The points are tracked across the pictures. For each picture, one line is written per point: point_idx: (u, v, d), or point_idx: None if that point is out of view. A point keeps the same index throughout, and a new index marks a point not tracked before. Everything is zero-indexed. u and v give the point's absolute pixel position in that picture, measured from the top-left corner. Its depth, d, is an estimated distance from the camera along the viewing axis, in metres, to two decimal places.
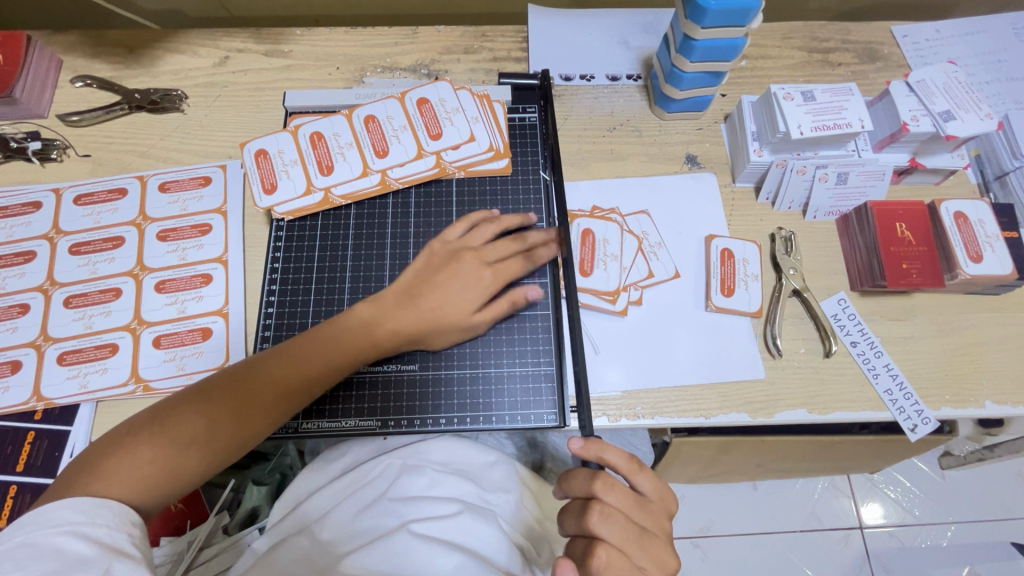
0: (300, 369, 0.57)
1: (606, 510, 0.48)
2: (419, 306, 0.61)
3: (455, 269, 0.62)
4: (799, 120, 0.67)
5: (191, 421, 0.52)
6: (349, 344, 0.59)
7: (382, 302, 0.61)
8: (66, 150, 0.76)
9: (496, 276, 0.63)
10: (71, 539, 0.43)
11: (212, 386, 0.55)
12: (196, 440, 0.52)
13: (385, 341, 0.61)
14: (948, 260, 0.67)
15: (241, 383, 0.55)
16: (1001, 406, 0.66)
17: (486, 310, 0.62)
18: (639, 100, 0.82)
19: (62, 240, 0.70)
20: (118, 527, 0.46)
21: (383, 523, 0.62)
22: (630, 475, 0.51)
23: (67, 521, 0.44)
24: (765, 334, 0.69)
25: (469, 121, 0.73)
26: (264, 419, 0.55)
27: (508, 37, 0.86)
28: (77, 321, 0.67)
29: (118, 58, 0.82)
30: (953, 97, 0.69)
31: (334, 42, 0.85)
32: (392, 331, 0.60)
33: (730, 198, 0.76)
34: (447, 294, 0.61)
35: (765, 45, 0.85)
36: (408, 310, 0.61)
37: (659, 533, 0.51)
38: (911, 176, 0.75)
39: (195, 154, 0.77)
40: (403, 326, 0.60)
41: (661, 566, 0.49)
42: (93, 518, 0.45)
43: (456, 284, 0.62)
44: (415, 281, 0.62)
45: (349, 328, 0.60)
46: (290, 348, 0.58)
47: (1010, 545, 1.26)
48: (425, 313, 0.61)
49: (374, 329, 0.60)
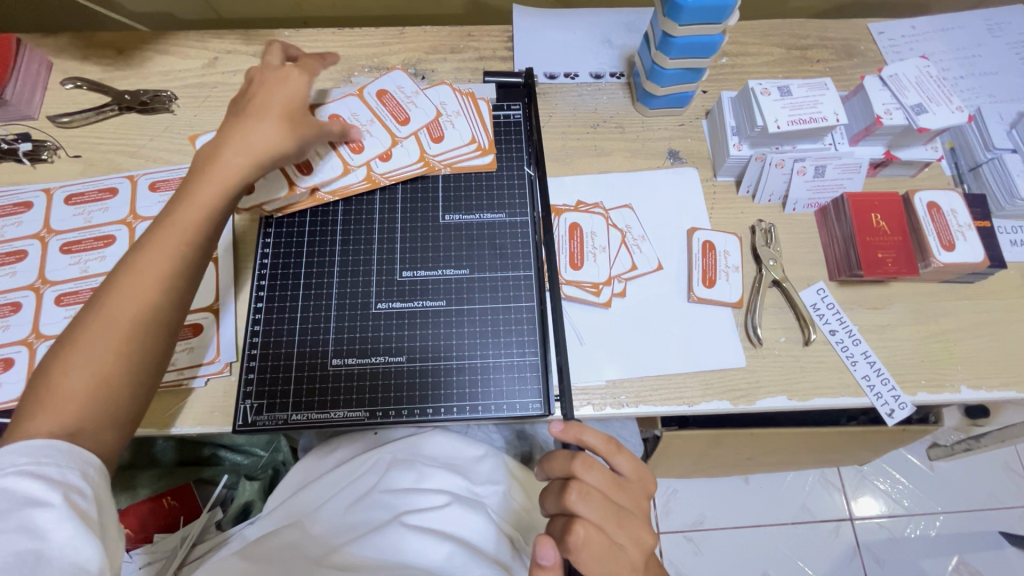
0: (165, 251, 0.53)
1: (584, 490, 0.49)
2: (236, 136, 0.59)
3: (259, 104, 0.62)
4: (776, 114, 0.69)
5: (95, 334, 0.49)
6: (202, 202, 0.56)
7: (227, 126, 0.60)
8: (57, 151, 0.77)
9: (302, 71, 0.66)
10: (19, 479, 0.41)
11: (99, 299, 0.51)
12: (110, 347, 0.49)
13: (227, 179, 0.58)
14: (922, 249, 0.69)
15: (122, 282, 0.51)
16: (976, 391, 0.68)
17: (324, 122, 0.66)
18: (622, 97, 0.83)
19: (54, 239, 0.71)
20: (70, 464, 0.44)
21: (374, 515, 0.63)
22: (609, 456, 0.52)
23: (13, 463, 0.42)
24: (746, 324, 0.70)
25: (450, 117, 0.74)
26: (157, 305, 0.51)
27: (494, 37, 0.87)
28: (68, 318, 0.67)
29: (108, 60, 0.83)
30: (925, 90, 0.71)
31: (322, 43, 0.86)
32: (245, 143, 0.59)
33: (712, 192, 0.78)
34: (273, 91, 0.63)
35: (745, 43, 0.87)
36: (252, 125, 0.60)
37: (637, 513, 0.52)
38: (887, 169, 0.77)
39: (185, 153, 0.78)
40: (262, 131, 0.60)
41: (640, 544, 0.50)
42: (42, 458, 0.43)
43: (285, 87, 0.64)
44: (236, 111, 0.62)
45: (193, 184, 0.57)
46: (150, 233, 0.54)
47: (998, 534, 1.28)
48: (279, 109, 0.62)
49: (227, 160, 0.58)
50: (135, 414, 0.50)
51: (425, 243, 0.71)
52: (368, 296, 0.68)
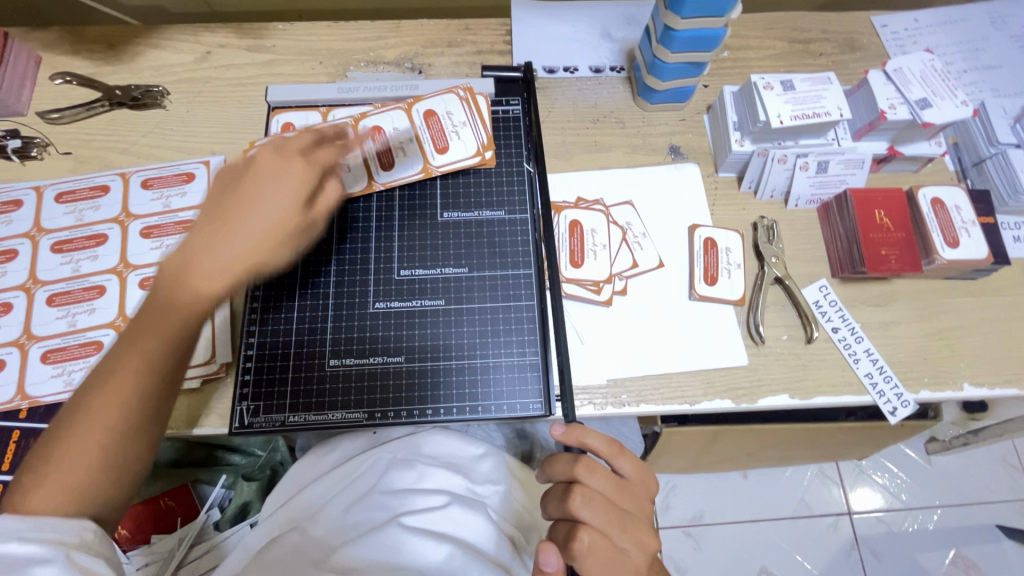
0: (138, 360, 0.50)
1: (587, 494, 0.49)
2: (197, 256, 0.50)
3: (241, 205, 0.52)
4: (779, 110, 0.68)
5: (73, 439, 0.49)
6: (166, 309, 0.51)
7: (200, 229, 0.52)
8: (47, 147, 0.76)
9: (307, 164, 0.56)
10: (21, 541, 0.44)
11: (83, 400, 0.50)
12: (84, 460, 0.49)
13: (192, 306, 0.50)
14: (925, 245, 0.69)
15: (91, 401, 0.50)
16: (979, 388, 0.68)
17: (315, 209, 0.56)
18: (622, 91, 0.82)
19: (44, 238, 0.70)
20: (69, 529, 0.47)
21: (372, 517, 0.62)
22: (611, 459, 0.52)
23: (13, 529, 0.45)
24: (748, 322, 0.70)
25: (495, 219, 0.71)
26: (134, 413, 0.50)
27: (492, 30, 0.86)
28: (60, 319, 0.66)
29: (97, 55, 0.82)
30: (931, 84, 0.70)
31: (317, 37, 0.84)
32: (206, 267, 0.50)
33: (713, 188, 0.77)
34: (257, 189, 0.53)
35: (746, 36, 0.85)
36: (223, 236, 0.51)
37: (641, 515, 0.52)
38: (891, 164, 0.76)
39: (178, 150, 0.76)
40: (230, 249, 0.51)
41: (644, 548, 0.50)
42: (41, 524, 0.46)
43: (275, 187, 0.54)
44: (215, 207, 0.53)
45: (168, 290, 0.51)
46: (131, 335, 0.51)
47: (995, 527, 1.28)
48: (252, 228, 0.51)
49: (190, 278, 0.50)
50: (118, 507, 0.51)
51: (424, 241, 0.70)
52: (364, 296, 0.67)
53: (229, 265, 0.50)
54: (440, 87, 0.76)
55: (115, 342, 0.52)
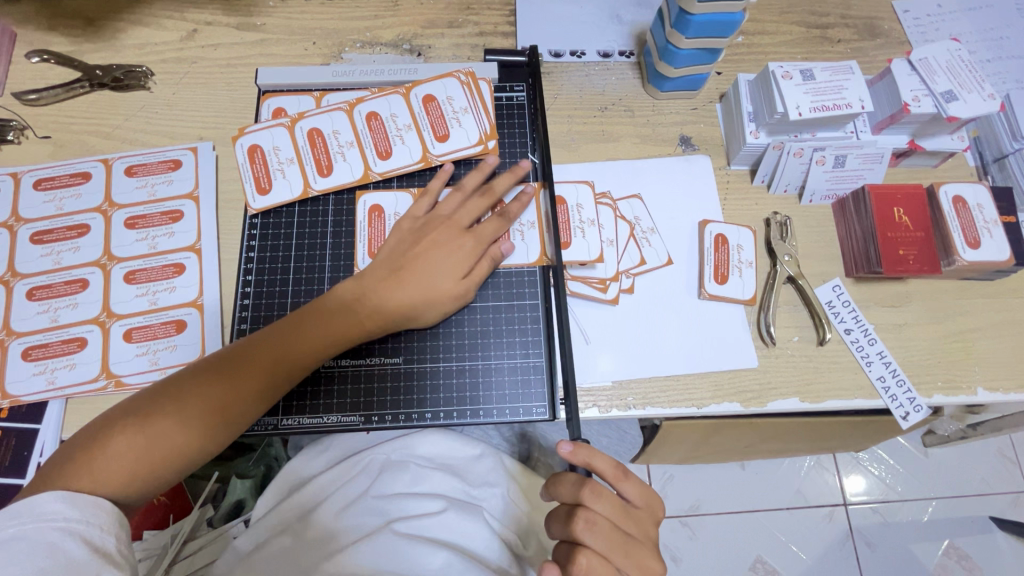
0: (271, 353, 0.55)
1: (591, 519, 0.47)
2: (427, 262, 0.60)
3: (404, 260, 0.60)
4: (797, 100, 0.65)
5: (166, 413, 0.51)
6: (329, 326, 0.57)
7: (366, 281, 0.59)
8: (23, 131, 0.72)
9: (475, 240, 0.62)
10: (64, 536, 0.44)
11: (194, 377, 0.53)
12: (165, 440, 0.50)
13: (355, 316, 0.58)
14: (945, 245, 0.66)
15: (205, 382, 0.53)
16: (993, 393, 0.66)
17: (472, 277, 0.61)
18: (631, 77, 0.78)
19: (22, 227, 0.66)
20: (110, 529, 0.46)
21: (366, 522, 0.61)
22: (617, 484, 0.49)
23: (61, 516, 0.45)
24: (758, 322, 0.67)
25: (522, 227, 0.66)
26: (242, 407, 0.54)
27: (495, 10, 0.81)
28: (42, 314, 0.63)
29: (76, 31, 0.77)
30: (956, 76, 0.67)
31: (309, 15, 0.80)
32: (374, 307, 0.58)
33: (724, 181, 0.74)
34: (431, 261, 0.60)
35: (762, 20, 0.81)
36: (393, 286, 0.59)
37: (645, 540, 0.50)
38: (909, 159, 0.73)
39: (164, 135, 0.72)
40: (388, 302, 0.58)
41: (648, 574, 0.48)
42: (88, 517, 0.46)
43: (439, 254, 0.60)
44: (393, 258, 0.61)
45: (332, 307, 0.58)
46: (275, 330, 0.57)
47: (988, 519, 1.29)
48: (420, 273, 0.59)
49: (357, 308, 0.58)
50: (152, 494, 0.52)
51: None
52: None
53: (392, 307, 0.58)
54: (439, 71, 0.72)
55: (225, 353, 0.55)
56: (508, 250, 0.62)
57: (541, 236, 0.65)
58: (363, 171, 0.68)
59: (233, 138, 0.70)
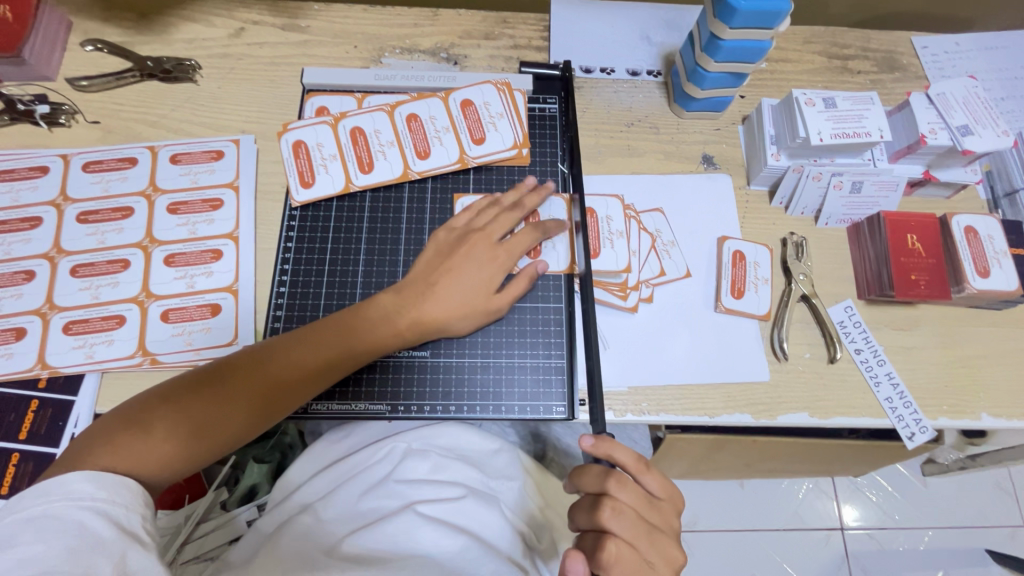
0: (315, 358, 0.57)
1: (616, 507, 0.49)
2: (462, 275, 0.62)
3: (439, 271, 0.62)
4: (819, 126, 0.68)
5: (205, 402, 0.53)
6: (370, 334, 0.59)
7: (405, 292, 0.61)
8: (74, 115, 0.75)
9: (508, 255, 0.64)
10: (92, 515, 0.45)
11: (232, 370, 0.55)
12: (201, 428, 0.52)
13: (388, 323, 0.60)
14: (955, 273, 0.68)
15: (245, 376, 0.55)
16: (997, 419, 0.68)
17: (504, 292, 0.63)
18: (658, 97, 0.81)
19: (70, 207, 0.69)
20: (135, 508, 0.47)
21: (385, 505, 0.63)
22: (638, 474, 0.52)
23: (88, 496, 0.45)
24: (772, 338, 0.70)
25: (556, 237, 0.68)
26: (279, 405, 0.56)
27: (529, 25, 0.85)
28: (83, 291, 0.66)
29: (129, 23, 0.80)
30: (972, 112, 0.70)
31: (353, 20, 0.83)
32: (410, 316, 0.60)
33: (744, 201, 0.76)
34: (465, 272, 0.62)
35: (786, 48, 0.85)
36: (430, 297, 0.61)
37: (667, 531, 0.52)
38: (924, 189, 0.76)
39: (208, 126, 0.75)
40: (425, 313, 0.60)
41: (671, 561, 0.50)
42: (113, 496, 0.46)
43: (472, 267, 0.62)
44: (429, 268, 0.63)
45: (371, 316, 0.60)
46: (313, 332, 0.59)
47: (984, 551, 1.29)
48: (455, 284, 0.61)
49: (398, 318, 0.60)
50: (180, 478, 0.53)
51: None
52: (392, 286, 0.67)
53: (426, 315, 0.60)
54: (476, 79, 0.75)
55: (264, 348, 0.57)
56: (542, 267, 0.64)
57: (572, 245, 0.68)
58: (402, 169, 0.71)
59: (278, 133, 0.73)
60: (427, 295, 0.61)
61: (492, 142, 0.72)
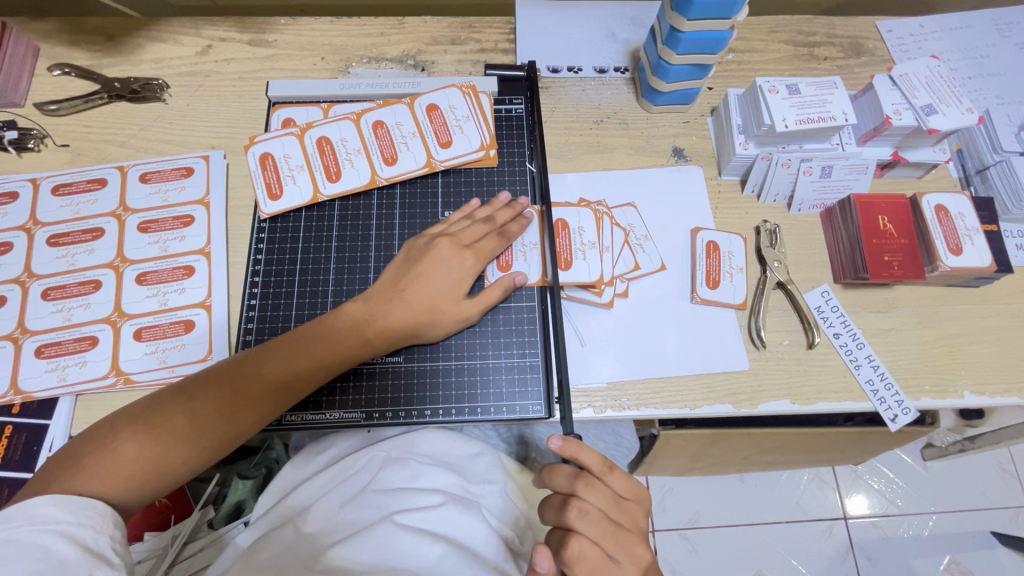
0: (283, 370, 0.57)
1: (583, 508, 0.49)
2: (429, 281, 0.61)
3: (408, 280, 0.62)
4: (783, 113, 0.67)
5: (173, 420, 0.52)
6: (338, 343, 0.59)
7: (373, 300, 0.61)
8: (44, 139, 0.75)
9: (475, 258, 0.63)
10: (57, 538, 0.44)
11: (199, 385, 0.55)
12: (173, 446, 0.52)
13: (358, 333, 0.60)
14: (928, 252, 0.68)
15: (214, 391, 0.54)
16: (980, 397, 0.67)
17: (475, 300, 0.62)
18: (626, 92, 0.82)
19: (40, 231, 0.69)
20: (103, 530, 0.47)
21: (367, 515, 0.62)
22: (604, 477, 0.52)
23: (53, 519, 0.45)
24: (750, 326, 0.69)
25: (523, 248, 0.68)
26: (247, 419, 0.55)
27: (496, 28, 0.85)
28: (55, 313, 0.66)
29: (96, 46, 0.81)
30: (936, 91, 0.70)
31: (319, 32, 0.84)
32: (382, 326, 0.60)
33: (716, 191, 0.77)
34: (431, 277, 0.62)
35: (751, 39, 0.85)
36: (399, 303, 0.60)
37: (633, 529, 0.52)
38: (893, 170, 0.76)
39: (177, 144, 0.76)
40: (394, 321, 0.60)
41: (636, 561, 0.50)
42: (80, 518, 0.46)
43: (440, 271, 0.62)
44: (397, 276, 0.63)
45: (339, 328, 0.60)
46: (281, 344, 0.58)
47: (989, 534, 1.28)
48: (425, 291, 0.61)
49: (365, 326, 0.60)
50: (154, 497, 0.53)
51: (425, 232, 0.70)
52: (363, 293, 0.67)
53: (398, 323, 0.60)
54: (441, 84, 0.75)
55: (233, 361, 0.57)
56: (520, 279, 0.64)
57: (542, 255, 0.67)
58: (370, 176, 0.71)
59: (245, 147, 0.73)
60: (394, 301, 0.61)
61: (460, 143, 0.72)
